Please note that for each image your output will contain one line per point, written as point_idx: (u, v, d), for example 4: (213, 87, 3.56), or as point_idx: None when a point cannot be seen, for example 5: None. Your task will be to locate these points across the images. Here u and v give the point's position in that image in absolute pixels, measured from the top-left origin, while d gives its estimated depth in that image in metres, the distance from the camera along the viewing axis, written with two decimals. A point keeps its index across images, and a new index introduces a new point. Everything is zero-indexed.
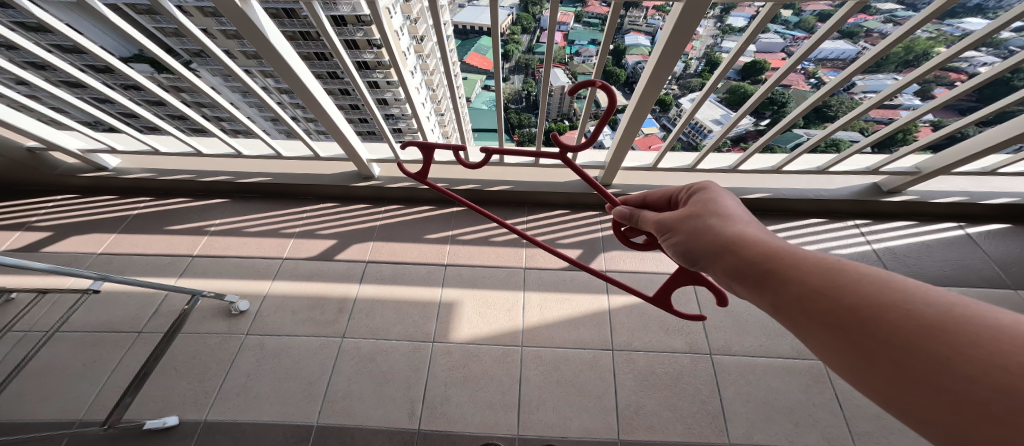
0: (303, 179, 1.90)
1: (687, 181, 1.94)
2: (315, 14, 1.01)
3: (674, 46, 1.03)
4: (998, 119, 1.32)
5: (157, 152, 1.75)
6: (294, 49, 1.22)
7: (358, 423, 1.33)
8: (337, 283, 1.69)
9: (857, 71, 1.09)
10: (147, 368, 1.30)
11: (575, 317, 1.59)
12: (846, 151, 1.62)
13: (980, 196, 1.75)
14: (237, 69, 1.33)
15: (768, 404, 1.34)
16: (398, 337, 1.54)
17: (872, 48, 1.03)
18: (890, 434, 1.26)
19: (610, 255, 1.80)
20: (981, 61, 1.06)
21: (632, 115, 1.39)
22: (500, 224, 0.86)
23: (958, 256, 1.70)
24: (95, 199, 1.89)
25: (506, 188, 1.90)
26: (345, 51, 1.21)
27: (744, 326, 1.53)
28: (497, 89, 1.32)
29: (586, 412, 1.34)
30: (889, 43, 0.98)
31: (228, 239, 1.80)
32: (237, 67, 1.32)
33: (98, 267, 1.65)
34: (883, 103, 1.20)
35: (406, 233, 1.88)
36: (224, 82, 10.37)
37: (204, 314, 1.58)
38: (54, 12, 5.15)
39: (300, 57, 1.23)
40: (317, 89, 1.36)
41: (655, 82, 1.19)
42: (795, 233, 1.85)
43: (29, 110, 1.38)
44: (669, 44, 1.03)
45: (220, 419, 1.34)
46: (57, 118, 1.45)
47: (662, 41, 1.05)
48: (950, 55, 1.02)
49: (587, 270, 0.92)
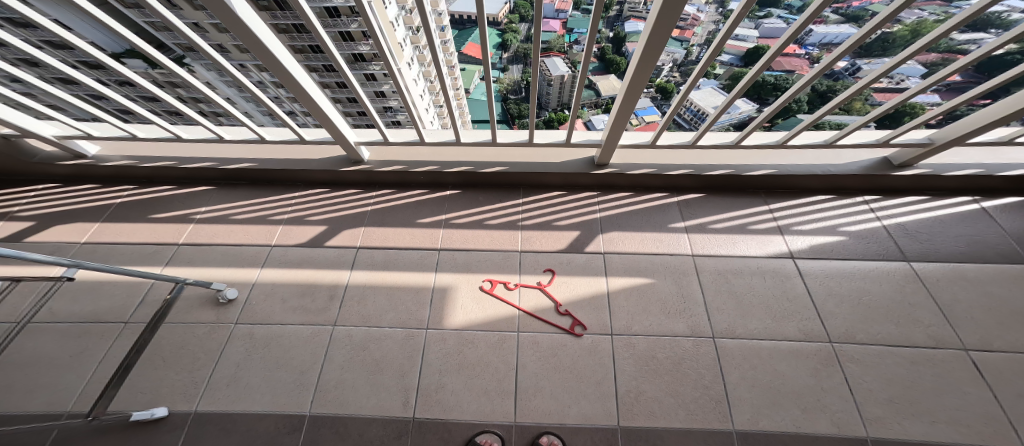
0: (291, 164, 1.84)
1: (689, 158, 1.85)
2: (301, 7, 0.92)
3: (664, 27, 0.92)
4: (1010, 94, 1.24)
5: (135, 138, 1.68)
6: (281, 40, 1.12)
7: (351, 412, 1.30)
8: (328, 270, 1.65)
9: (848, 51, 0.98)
10: (130, 359, 1.26)
11: (571, 300, 1.54)
12: (847, 129, 1.52)
13: (997, 168, 1.67)
14: (227, 64, 1.23)
15: (773, 387, 1.29)
16: (391, 324, 1.50)
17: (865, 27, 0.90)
18: (902, 418, 1.21)
19: (609, 237, 1.75)
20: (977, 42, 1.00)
21: (625, 98, 1.31)
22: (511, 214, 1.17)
23: (973, 233, 1.64)
24: (78, 188, 1.85)
25: (500, 169, 1.83)
26: (335, 44, 1.12)
27: (747, 308, 1.49)
28: (489, 79, 1.22)
29: (585, 398, 1.30)
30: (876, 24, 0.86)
31: (214, 227, 1.75)
32: (226, 61, 1.21)
33: (82, 258, 1.61)
34: (875, 84, 1.13)
35: (398, 218, 1.83)
36: (218, 77, 10.31)
37: (191, 304, 1.54)
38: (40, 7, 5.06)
39: (286, 48, 1.14)
40: (304, 79, 1.28)
41: (647, 63, 1.10)
42: (801, 211, 1.78)
43: (21, 108, 1.30)
44: (658, 25, 0.92)
45: (210, 410, 1.30)
46: (49, 115, 1.36)
47: (650, 21, 0.94)
48: (936, 37, 0.92)
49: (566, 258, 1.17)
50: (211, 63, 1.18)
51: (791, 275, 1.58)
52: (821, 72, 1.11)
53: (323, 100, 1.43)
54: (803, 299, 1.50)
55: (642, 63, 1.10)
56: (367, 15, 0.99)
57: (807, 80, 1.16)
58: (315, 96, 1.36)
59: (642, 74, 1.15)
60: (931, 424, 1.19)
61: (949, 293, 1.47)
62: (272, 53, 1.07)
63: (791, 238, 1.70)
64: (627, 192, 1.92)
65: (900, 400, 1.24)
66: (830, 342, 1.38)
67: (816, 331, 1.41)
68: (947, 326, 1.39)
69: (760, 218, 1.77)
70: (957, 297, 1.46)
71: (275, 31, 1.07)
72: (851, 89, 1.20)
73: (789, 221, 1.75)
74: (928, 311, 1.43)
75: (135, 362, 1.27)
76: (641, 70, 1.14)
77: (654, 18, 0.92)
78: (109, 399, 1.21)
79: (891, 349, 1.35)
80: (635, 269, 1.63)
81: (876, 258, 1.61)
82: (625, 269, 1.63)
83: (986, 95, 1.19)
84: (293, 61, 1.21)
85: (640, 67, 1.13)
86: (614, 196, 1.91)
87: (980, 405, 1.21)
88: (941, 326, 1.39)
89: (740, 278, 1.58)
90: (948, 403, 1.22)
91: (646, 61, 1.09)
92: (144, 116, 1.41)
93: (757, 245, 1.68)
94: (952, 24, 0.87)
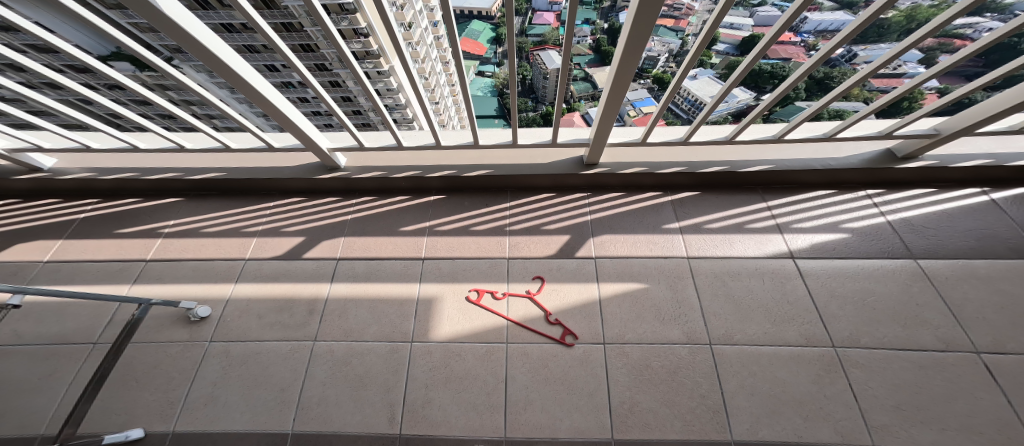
0: (265, 173, 1.76)
1: (682, 156, 1.78)
2: (260, 27, 0.85)
3: (644, 23, 0.85)
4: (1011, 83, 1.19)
5: (88, 149, 1.61)
6: (237, 52, 1.04)
7: (335, 429, 1.23)
8: (308, 283, 1.58)
9: (843, 42, 0.90)
10: (103, 371, 1.16)
11: (562, 309, 1.47)
12: (851, 119, 1.42)
13: (1005, 158, 1.61)
14: (187, 80, 1.15)
15: (774, 396, 1.22)
16: (374, 338, 1.42)
17: (860, 14, 0.82)
18: (912, 426, 1.14)
19: (600, 240, 1.67)
20: (986, 26, 0.93)
21: (611, 92, 1.22)
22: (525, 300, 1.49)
23: (981, 225, 1.57)
24: (38, 203, 1.80)
25: (485, 172, 1.76)
26: (299, 58, 1.04)
27: (746, 313, 1.42)
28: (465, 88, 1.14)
29: (577, 411, 1.23)
30: (875, 11, 0.78)
31: (184, 241, 1.69)
32: (188, 79, 1.14)
33: (45, 276, 1.56)
34: (876, 73, 1.02)
35: (379, 226, 1.76)
36: (206, 78, 10.05)
37: (162, 322, 1.47)
38: (29, 13, 5.01)
39: (243, 60, 1.06)
40: (267, 88, 1.19)
41: (629, 60, 1.02)
42: (802, 207, 1.71)
43: None
44: (639, 21, 0.84)
45: (188, 430, 1.23)
46: None
47: (630, 22, 0.86)
48: (943, 22, 0.81)
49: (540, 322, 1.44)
50: (169, 79, 1.10)
51: (791, 276, 1.51)
52: (821, 59, 1.01)
53: (287, 105, 1.33)
54: (804, 302, 1.43)
55: (625, 57, 1.00)
56: (329, 28, 0.90)
57: (805, 68, 1.06)
58: (277, 102, 1.25)
59: (627, 65, 1.04)
60: (942, 431, 1.12)
61: (959, 292, 1.40)
62: (227, 65, 0.99)
63: (791, 236, 1.62)
64: (618, 192, 1.84)
65: (908, 407, 1.17)
66: (833, 346, 1.31)
67: (818, 335, 1.35)
68: (957, 328, 1.32)
69: (758, 216, 1.70)
70: (968, 296, 1.39)
71: (229, 44, 0.99)
72: (856, 77, 1.09)
73: (788, 219, 1.68)
74: (936, 312, 1.36)
75: (111, 369, 1.17)
76: (626, 62, 1.03)
77: (634, 11, 0.82)
78: (83, 412, 1.11)
79: (898, 354, 1.28)
80: (628, 274, 1.56)
81: (881, 254, 1.54)
82: (617, 274, 1.56)
83: (995, 83, 1.11)
84: (254, 72, 1.13)
85: (624, 65, 1.04)
86: (605, 197, 1.83)
87: (993, 410, 1.15)
88: (951, 328, 1.33)
89: (737, 281, 1.51)
90: (959, 409, 1.16)
91: (630, 54, 0.99)
92: (77, 119, 1.30)
93: (755, 245, 1.61)
94: (957, 10, 0.77)
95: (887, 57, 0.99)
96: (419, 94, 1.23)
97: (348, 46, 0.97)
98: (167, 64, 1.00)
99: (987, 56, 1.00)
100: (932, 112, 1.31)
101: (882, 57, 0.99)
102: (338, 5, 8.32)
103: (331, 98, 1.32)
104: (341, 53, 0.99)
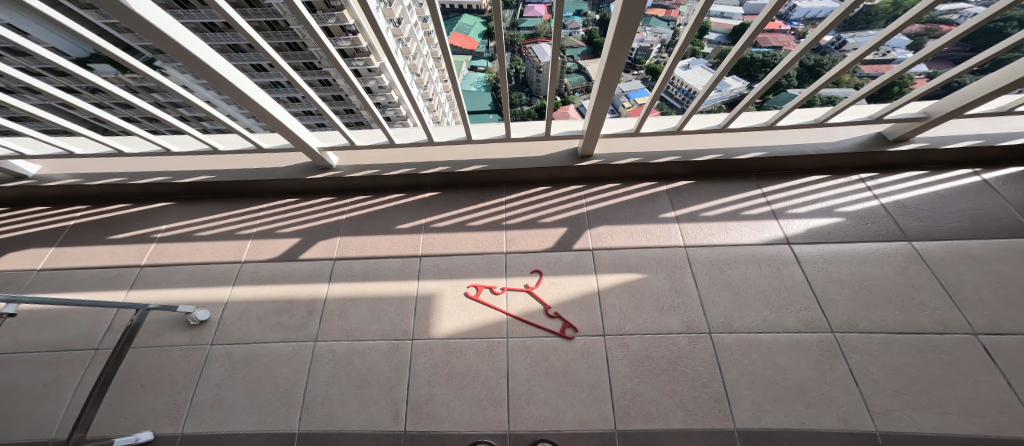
0: (256, 174, 1.74)
1: (677, 145, 1.77)
2: (239, 24, 0.82)
3: (632, 11, 0.82)
4: (995, 67, 1.18)
5: (73, 155, 1.58)
6: (215, 51, 1.00)
7: (341, 427, 1.23)
8: (305, 284, 1.57)
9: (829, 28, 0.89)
10: (106, 378, 1.14)
11: (562, 301, 1.47)
12: (839, 105, 1.39)
13: (995, 138, 1.62)
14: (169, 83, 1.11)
15: (775, 382, 1.24)
16: (375, 337, 1.42)
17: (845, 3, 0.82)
18: (913, 410, 1.16)
19: (597, 231, 1.67)
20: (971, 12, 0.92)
21: (603, 85, 1.20)
22: (528, 291, 1.52)
23: (974, 206, 1.59)
24: (26, 210, 1.78)
25: (479, 167, 1.75)
26: (281, 55, 1.01)
27: (744, 300, 1.43)
28: (455, 85, 1.12)
29: (580, 403, 1.24)
30: None
31: (178, 245, 1.68)
32: (170, 83, 1.10)
33: (40, 284, 1.55)
34: (863, 59, 1.00)
35: (376, 225, 1.75)
36: (191, 79, 9.79)
37: (162, 327, 1.45)
38: None
39: (222, 59, 1.02)
40: (250, 87, 1.16)
41: (619, 51, 1.00)
42: (796, 192, 1.72)
43: None
44: (626, 10, 0.82)
45: (194, 432, 1.23)
46: None
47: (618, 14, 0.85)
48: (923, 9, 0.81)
49: (540, 315, 1.45)
50: (147, 82, 1.07)
51: (788, 262, 1.52)
52: (806, 48, 0.98)
53: (273, 105, 1.30)
54: (801, 288, 1.44)
55: (614, 47, 0.99)
56: (311, 25, 0.88)
57: (793, 56, 1.03)
58: (263, 103, 1.23)
59: (618, 58, 1.03)
60: (944, 415, 1.14)
61: (954, 273, 1.42)
62: (205, 63, 0.96)
63: (786, 222, 1.63)
64: (613, 183, 1.84)
65: (909, 391, 1.19)
66: (832, 332, 1.33)
67: (817, 321, 1.36)
68: (954, 310, 1.34)
69: (753, 203, 1.70)
70: (963, 277, 1.41)
71: (206, 41, 0.95)
72: (844, 64, 1.06)
73: (782, 205, 1.69)
74: (933, 295, 1.38)
75: (113, 375, 1.15)
76: (617, 53, 1.01)
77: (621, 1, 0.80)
78: (91, 418, 1.09)
79: (897, 337, 1.30)
80: (625, 265, 1.56)
81: (876, 238, 1.55)
82: (614, 265, 1.57)
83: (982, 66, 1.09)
84: (236, 72, 1.09)
85: (615, 55, 1.02)
86: (600, 188, 1.83)
87: (994, 392, 1.17)
88: (949, 310, 1.34)
89: (734, 268, 1.52)
90: (961, 393, 1.18)
91: (620, 45, 0.97)
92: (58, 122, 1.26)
93: (750, 232, 1.62)
94: None
95: (874, 42, 0.96)
96: (408, 92, 1.20)
97: (333, 44, 0.95)
98: (147, 66, 0.97)
99: (975, 40, 1.02)
100: (920, 96, 1.31)
101: (866, 43, 0.97)
102: (325, 5, 8.27)
103: (319, 99, 1.29)
104: (326, 51, 0.96)
